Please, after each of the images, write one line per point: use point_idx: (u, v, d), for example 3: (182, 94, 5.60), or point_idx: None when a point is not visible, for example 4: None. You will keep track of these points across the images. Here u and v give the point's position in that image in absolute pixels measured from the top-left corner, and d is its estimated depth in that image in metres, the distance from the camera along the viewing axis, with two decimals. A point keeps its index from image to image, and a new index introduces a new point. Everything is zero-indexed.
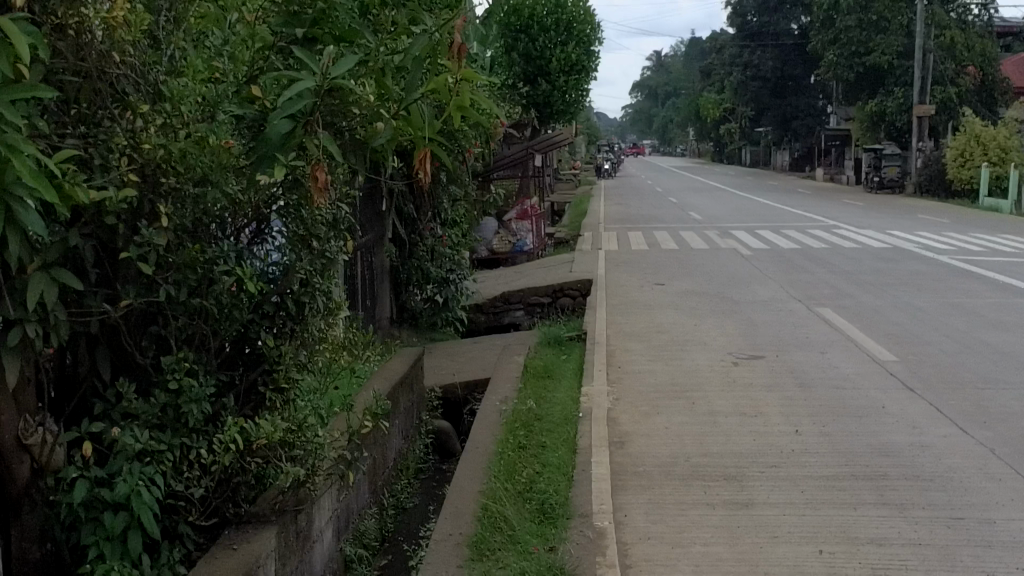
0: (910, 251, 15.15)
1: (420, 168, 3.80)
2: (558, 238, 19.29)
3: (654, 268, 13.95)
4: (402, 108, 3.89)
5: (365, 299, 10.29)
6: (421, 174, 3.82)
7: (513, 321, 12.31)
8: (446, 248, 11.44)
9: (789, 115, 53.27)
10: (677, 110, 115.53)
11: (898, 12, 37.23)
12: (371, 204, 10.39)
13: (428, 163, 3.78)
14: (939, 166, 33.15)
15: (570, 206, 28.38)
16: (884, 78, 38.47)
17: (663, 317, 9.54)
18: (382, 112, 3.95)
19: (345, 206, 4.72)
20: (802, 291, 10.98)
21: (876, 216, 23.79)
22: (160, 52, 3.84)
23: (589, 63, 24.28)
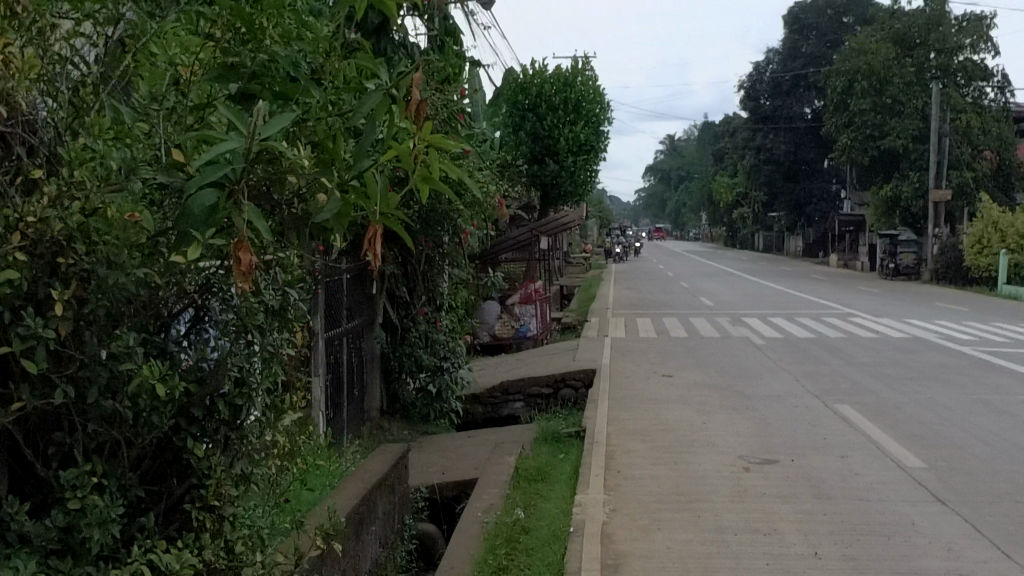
0: (931, 342, 14.48)
1: (368, 248, 3.36)
2: (566, 324, 18.73)
3: (662, 356, 13.32)
4: (351, 178, 3.44)
5: (353, 388, 9.72)
6: (371, 257, 3.38)
7: (512, 413, 11.63)
8: (441, 334, 10.73)
9: (802, 200, 53.03)
10: (690, 195, 115.79)
11: (912, 96, 37.01)
12: (359, 287, 9.89)
13: (377, 243, 3.35)
14: (956, 254, 32.56)
15: (581, 290, 27.92)
16: (899, 163, 38.11)
17: (669, 413, 8.85)
18: (327, 180, 3.40)
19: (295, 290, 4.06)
20: (819, 385, 10.33)
21: (893, 304, 23.18)
22: (76, 112, 3.35)
23: (599, 144, 23.89)
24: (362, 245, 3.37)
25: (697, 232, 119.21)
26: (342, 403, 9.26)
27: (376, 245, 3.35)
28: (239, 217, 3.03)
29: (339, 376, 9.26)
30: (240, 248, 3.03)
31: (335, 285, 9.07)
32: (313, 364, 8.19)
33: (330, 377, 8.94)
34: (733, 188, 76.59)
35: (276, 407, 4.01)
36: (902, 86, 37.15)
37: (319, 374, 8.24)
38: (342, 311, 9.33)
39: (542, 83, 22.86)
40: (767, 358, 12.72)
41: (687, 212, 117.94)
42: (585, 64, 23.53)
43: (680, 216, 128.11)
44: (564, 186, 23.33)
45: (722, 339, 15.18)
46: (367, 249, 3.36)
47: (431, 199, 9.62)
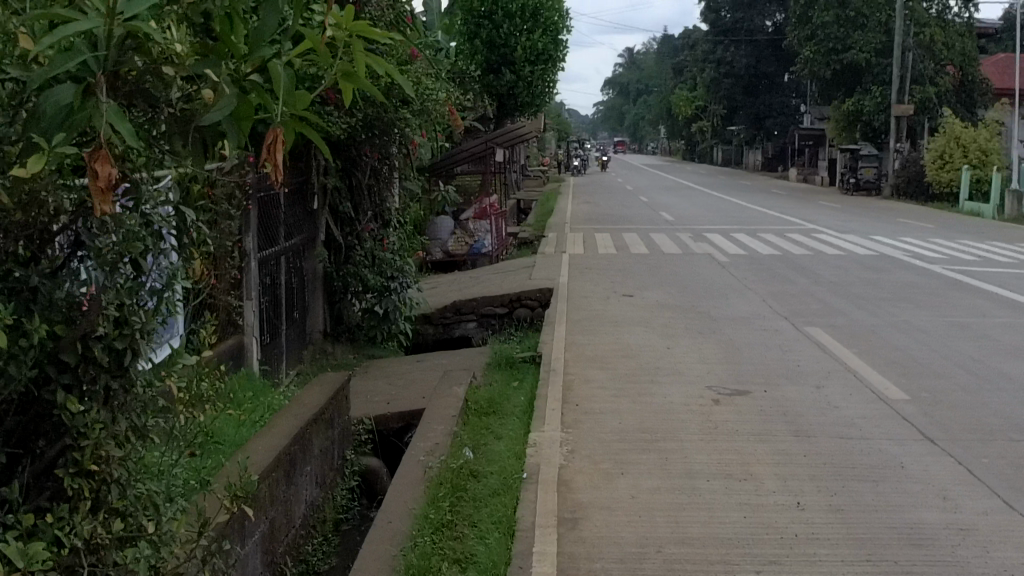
0: (899, 260, 14.01)
1: (267, 157, 2.79)
2: (522, 239, 18.12)
3: (622, 273, 12.74)
4: (242, 70, 2.88)
5: (292, 311, 9.11)
6: (270, 168, 2.83)
7: (465, 334, 11.07)
8: (389, 254, 10.03)
9: (761, 114, 52.41)
10: (648, 108, 114.77)
11: (876, 9, 36.27)
12: (299, 202, 9.21)
13: (279, 152, 2.79)
14: (918, 169, 32.17)
15: (538, 204, 27.26)
16: (861, 76, 37.49)
17: (631, 337, 8.26)
18: (217, 72, 2.81)
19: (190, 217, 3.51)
20: (788, 306, 9.79)
21: (856, 220, 22.73)
22: None
23: (556, 52, 23.10)
24: (259, 153, 2.81)
25: (654, 146, 118.47)
26: (279, 327, 8.67)
27: (277, 152, 2.80)
28: (100, 117, 2.44)
29: (276, 299, 8.65)
30: (97, 155, 2.45)
31: (271, 201, 8.38)
32: (244, 288, 7.56)
33: (265, 301, 8.28)
34: (692, 102, 75.76)
35: (164, 345, 3.43)
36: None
37: (251, 298, 7.60)
38: (279, 229, 8.65)
39: None
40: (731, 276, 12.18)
41: (645, 125, 117.00)
42: None
43: (637, 130, 127.08)
44: (520, 94, 22.79)
45: (684, 256, 14.60)
46: (265, 158, 2.80)
47: (371, 105, 8.90)
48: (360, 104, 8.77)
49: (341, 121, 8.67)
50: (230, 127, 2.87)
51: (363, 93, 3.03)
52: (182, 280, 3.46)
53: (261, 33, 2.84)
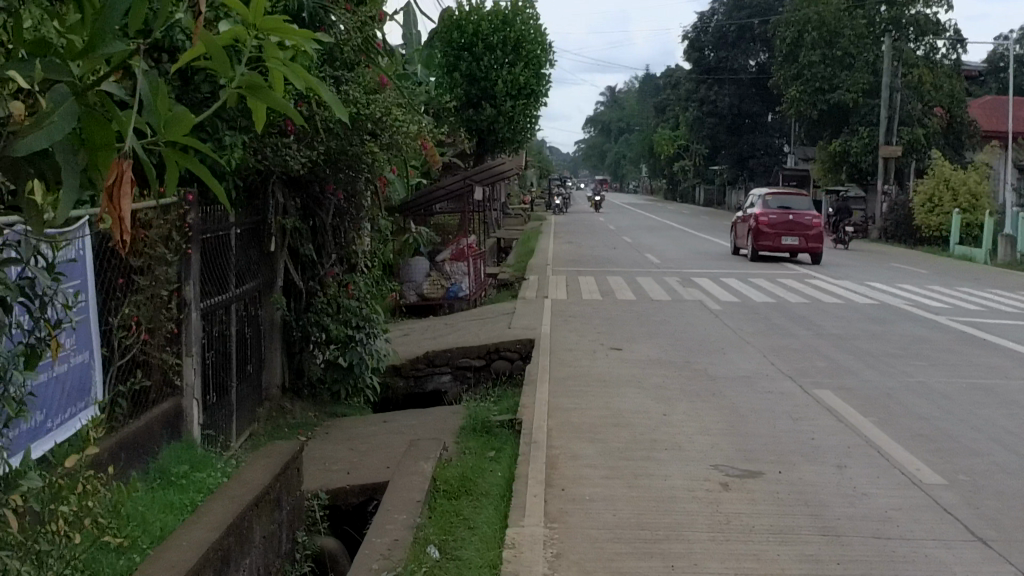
0: (901, 310, 13.21)
1: (114, 207, 2.38)
2: (501, 281, 17.27)
3: (609, 322, 11.88)
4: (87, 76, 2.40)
5: (246, 364, 8.24)
6: (112, 217, 2.42)
7: (438, 388, 10.19)
8: (353, 300, 9.09)
9: (745, 154, 51.82)
10: (630, 148, 114.32)
11: (864, 49, 35.80)
12: (254, 244, 8.35)
13: (125, 198, 2.39)
14: (907, 212, 31.48)
15: (518, 244, 26.37)
16: (848, 117, 36.89)
17: (621, 400, 7.38)
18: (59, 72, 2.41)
19: (44, 278, 2.69)
20: (792, 364, 8.95)
21: (848, 265, 21.90)
22: None
23: (539, 87, 22.29)
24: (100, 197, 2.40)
25: (637, 186, 117.93)
26: (229, 382, 7.78)
27: (123, 197, 2.39)
28: None
29: (226, 352, 7.76)
30: None
31: (221, 242, 7.53)
32: (184, 342, 6.66)
33: (212, 355, 7.36)
34: (675, 142, 75.22)
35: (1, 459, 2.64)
36: (853, 36, 35.72)
37: (193, 354, 6.71)
38: (230, 273, 7.75)
39: (478, 20, 21.21)
40: (726, 327, 11.32)
41: (626, 163, 116.57)
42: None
43: (619, 168, 126.61)
44: (501, 130, 21.89)
45: (673, 303, 13.75)
46: (111, 205, 2.38)
47: (334, 137, 8.12)
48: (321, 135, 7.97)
49: (298, 157, 7.90)
50: (66, 154, 2.37)
51: (276, 104, 2.61)
52: (25, 366, 2.67)
53: (104, 25, 2.33)
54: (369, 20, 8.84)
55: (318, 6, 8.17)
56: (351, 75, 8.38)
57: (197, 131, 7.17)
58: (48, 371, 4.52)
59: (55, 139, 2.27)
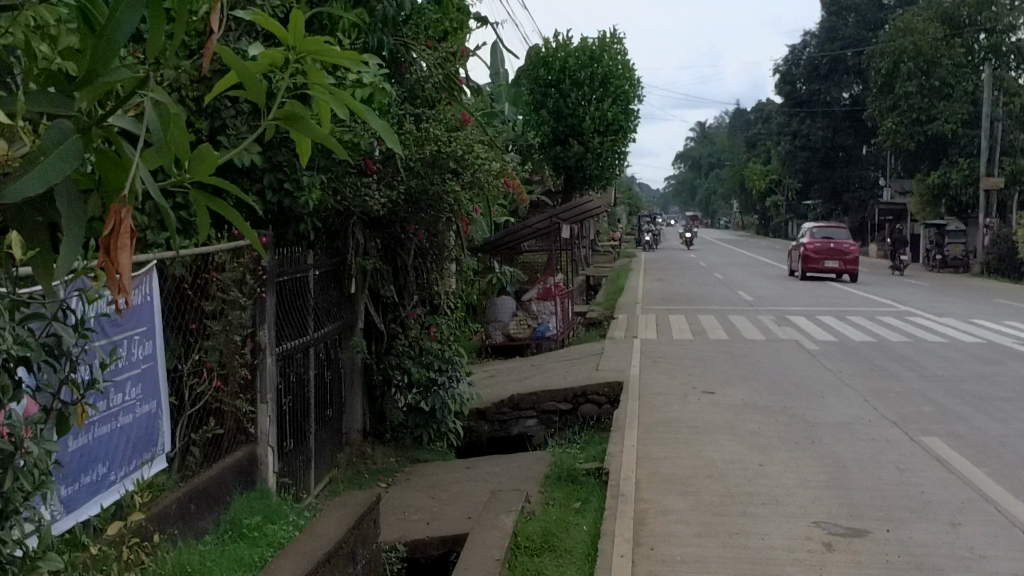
0: (1010, 349, 12.59)
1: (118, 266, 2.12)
2: (590, 319, 16.97)
3: (700, 363, 11.50)
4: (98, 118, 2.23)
5: (326, 409, 8.04)
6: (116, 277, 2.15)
7: (523, 432, 9.92)
8: (434, 343, 8.84)
9: (839, 188, 50.87)
10: (721, 184, 113.30)
11: (962, 78, 34.91)
12: (333, 285, 8.15)
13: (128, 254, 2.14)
14: (1011, 246, 30.42)
15: (606, 281, 26.03)
16: (947, 148, 35.93)
17: (714, 449, 7.00)
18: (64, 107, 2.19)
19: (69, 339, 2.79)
20: (896, 409, 8.48)
21: (951, 301, 21.14)
22: None
23: (629, 123, 21.97)
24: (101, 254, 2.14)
25: (728, 221, 116.69)
26: (308, 428, 7.58)
27: (127, 252, 2.13)
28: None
29: (305, 397, 7.55)
30: None
31: (298, 283, 7.32)
32: (259, 389, 6.45)
33: (289, 400, 7.15)
34: (767, 176, 74.27)
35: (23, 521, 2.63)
36: (951, 66, 34.77)
37: (269, 401, 6.50)
38: (308, 315, 7.55)
39: (565, 57, 21.04)
40: (823, 369, 10.86)
41: (717, 199, 115.48)
42: (613, 34, 21.60)
43: (710, 203, 125.55)
44: (589, 167, 21.67)
45: (768, 343, 13.29)
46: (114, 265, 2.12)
47: (415, 176, 7.88)
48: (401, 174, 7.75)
49: (378, 197, 7.68)
50: (68, 201, 2.11)
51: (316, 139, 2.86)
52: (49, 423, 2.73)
53: (107, 50, 2.12)
54: (450, 56, 8.63)
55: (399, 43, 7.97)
56: (432, 112, 8.18)
57: (276, 171, 6.96)
58: (99, 422, 4.31)
59: (53, 179, 2.03)
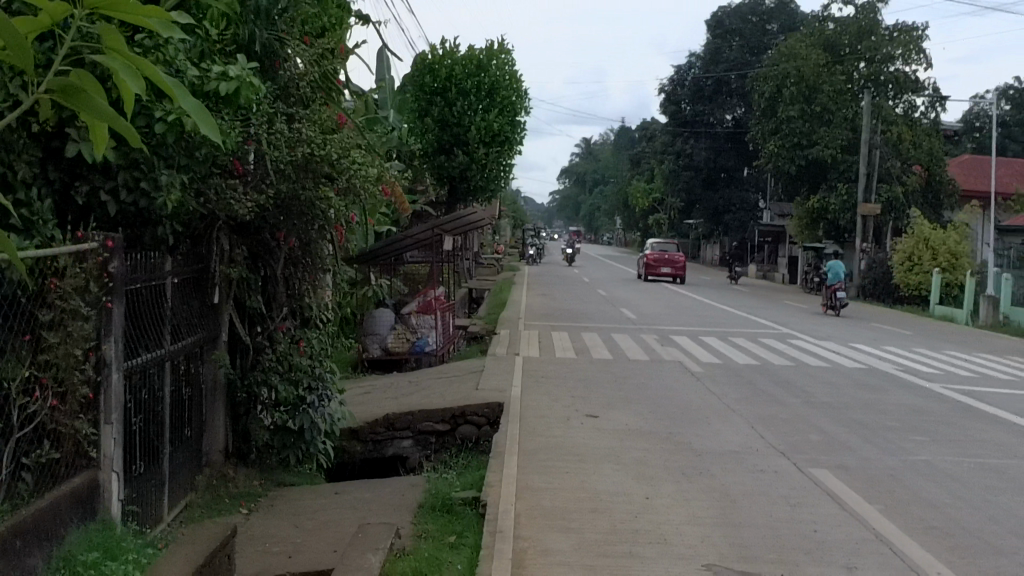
0: (890, 375, 12.57)
1: None
2: (471, 334, 16.55)
3: (584, 383, 11.16)
4: None
5: (184, 427, 7.47)
6: None
7: (397, 454, 9.43)
8: (304, 359, 8.32)
9: (720, 209, 51.48)
10: (605, 201, 114.18)
11: (842, 105, 35.28)
12: (195, 294, 7.59)
13: None
14: (885, 270, 30.96)
15: (489, 295, 25.62)
16: (826, 173, 36.54)
17: (599, 480, 6.62)
18: None
19: None
20: (784, 437, 8.25)
21: (828, 323, 21.31)
22: None
23: (514, 134, 21.68)
24: None
25: (610, 238, 117.60)
26: (162, 449, 6.98)
27: None
28: None
29: (159, 417, 6.96)
30: None
31: (154, 291, 6.75)
32: (104, 408, 5.86)
33: (141, 420, 6.56)
34: (649, 195, 75.01)
35: None
36: (833, 92, 35.32)
37: (113, 421, 5.92)
38: (165, 326, 6.97)
39: (452, 64, 20.60)
40: (709, 392, 10.61)
41: (600, 216, 116.38)
42: (500, 43, 21.12)
43: (594, 219, 126.47)
44: (473, 177, 21.40)
45: (652, 363, 13.04)
46: None
47: (286, 180, 7.36)
48: (271, 176, 7.23)
49: (245, 200, 7.15)
50: None
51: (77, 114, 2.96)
52: None
53: None
54: (329, 54, 8.18)
55: (274, 37, 7.51)
56: (307, 111, 7.68)
57: (132, 168, 6.38)
58: None
59: None
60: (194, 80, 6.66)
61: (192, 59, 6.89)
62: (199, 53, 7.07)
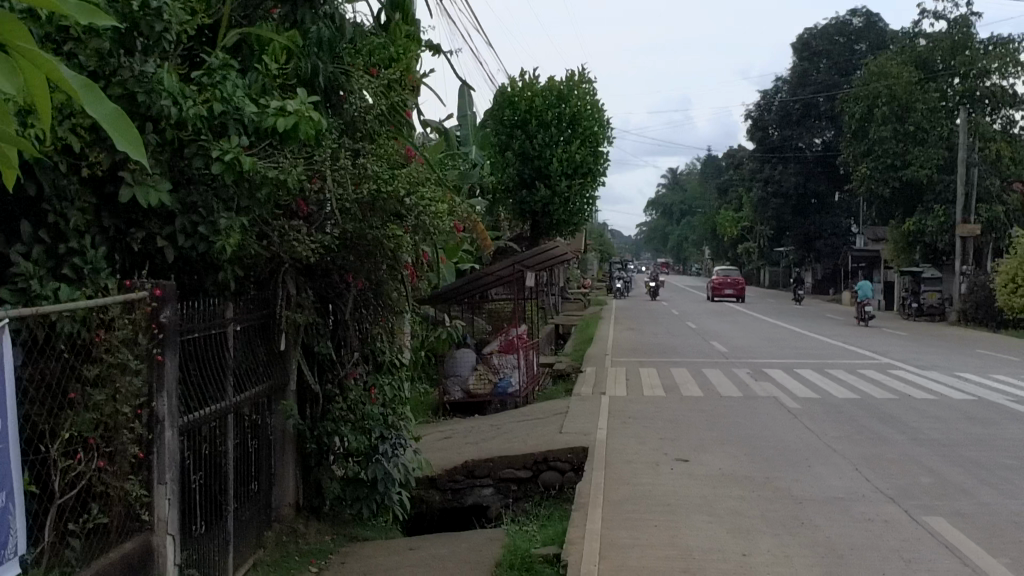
0: (1002, 407, 11.79)
1: None
2: (557, 371, 16.07)
3: (674, 423, 10.60)
4: None
5: (251, 481, 7.08)
6: None
7: (478, 502, 8.97)
8: (376, 406, 7.88)
9: (812, 235, 50.37)
10: (692, 231, 113.15)
11: (937, 123, 34.43)
12: (260, 342, 7.21)
13: None
14: (987, 293, 29.80)
15: (577, 330, 25.15)
16: (922, 194, 35.44)
17: (690, 534, 6.09)
18: None
19: None
20: (892, 480, 7.63)
21: (932, 351, 20.41)
22: None
23: (597, 165, 21.15)
24: None
25: (698, 269, 116.35)
26: (226, 506, 6.58)
27: None
28: None
29: (222, 472, 6.56)
30: None
31: (214, 339, 6.36)
32: (157, 468, 5.46)
33: (201, 477, 6.17)
34: (738, 223, 74.05)
35: None
36: (926, 111, 34.30)
37: (168, 481, 5.53)
38: (228, 376, 6.58)
39: (533, 96, 20.32)
40: (809, 430, 9.98)
41: (689, 246, 115.28)
42: (580, 74, 20.87)
43: (682, 250, 125.31)
44: (555, 212, 20.89)
45: (745, 400, 12.42)
46: None
47: (351, 219, 6.96)
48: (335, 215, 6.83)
49: (310, 242, 6.75)
50: None
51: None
52: None
53: None
54: (398, 86, 7.80)
55: (337, 70, 7.17)
56: (372, 145, 7.28)
57: (189, 213, 6.03)
58: None
59: None
60: (252, 117, 6.31)
61: (251, 95, 6.55)
62: (258, 89, 6.74)
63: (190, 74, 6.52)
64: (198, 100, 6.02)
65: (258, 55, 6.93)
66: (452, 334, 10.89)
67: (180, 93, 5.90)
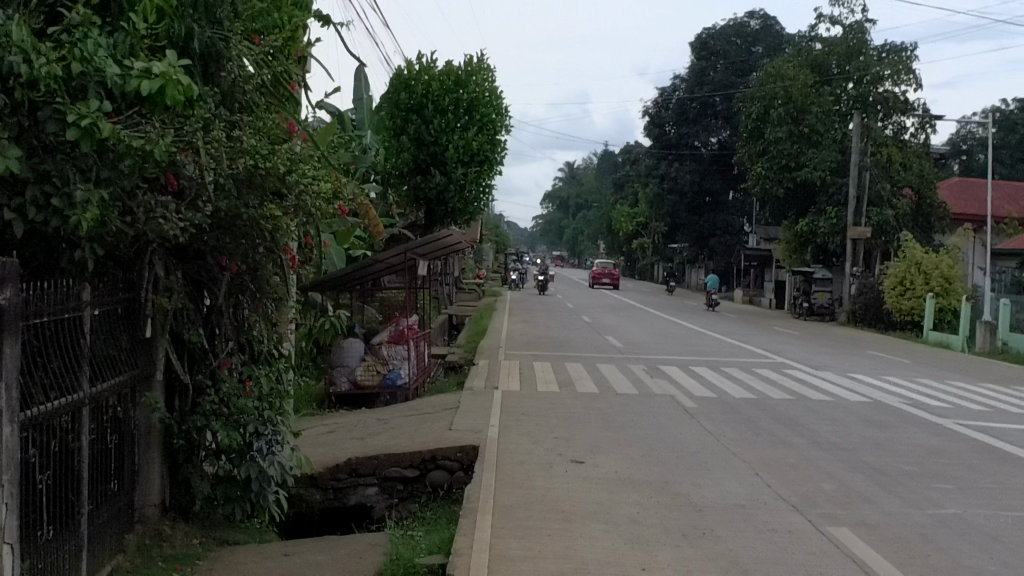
0: (898, 410, 11.64)
1: None
2: (448, 363, 15.57)
3: (568, 422, 10.20)
4: None
5: (109, 480, 6.47)
6: None
7: (361, 503, 8.46)
8: (250, 401, 7.32)
9: (706, 233, 50.68)
10: (588, 225, 113.57)
11: (830, 125, 34.77)
12: (123, 328, 6.61)
13: None
14: (876, 295, 30.15)
15: (470, 321, 24.70)
16: (815, 196, 35.77)
17: (586, 545, 5.67)
18: None
19: None
20: (794, 486, 7.33)
21: (824, 351, 20.40)
22: None
23: (494, 153, 20.66)
24: None
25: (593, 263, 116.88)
26: (80, 509, 5.97)
27: None
28: None
29: (77, 471, 5.95)
30: None
31: (67, 325, 5.74)
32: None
33: (50, 477, 5.57)
34: (632, 219, 74.37)
35: None
36: (821, 113, 34.62)
37: (6, 483, 4.92)
38: (85, 366, 5.96)
39: (430, 79, 19.81)
40: (706, 431, 9.68)
41: (584, 241, 115.67)
42: (479, 59, 20.36)
43: (576, 243, 125.49)
44: (451, 199, 20.43)
45: (641, 398, 12.10)
46: None
47: (227, 195, 6.37)
48: (208, 192, 6.25)
49: (179, 220, 6.15)
50: None
51: None
52: None
53: None
54: (279, 55, 7.24)
55: (215, 35, 6.59)
56: (251, 118, 6.70)
57: (42, 182, 5.39)
58: None
59: None
60: (116, 80, 5.69)
61: (118, 55, 5.94)
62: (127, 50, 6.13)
63: (50, 30, 5.88)
64: (55, 57, 5.40)
65: (125, 11, 6.27)
66: (338, 323, 10.32)
67: (34, 47, 5.28)
